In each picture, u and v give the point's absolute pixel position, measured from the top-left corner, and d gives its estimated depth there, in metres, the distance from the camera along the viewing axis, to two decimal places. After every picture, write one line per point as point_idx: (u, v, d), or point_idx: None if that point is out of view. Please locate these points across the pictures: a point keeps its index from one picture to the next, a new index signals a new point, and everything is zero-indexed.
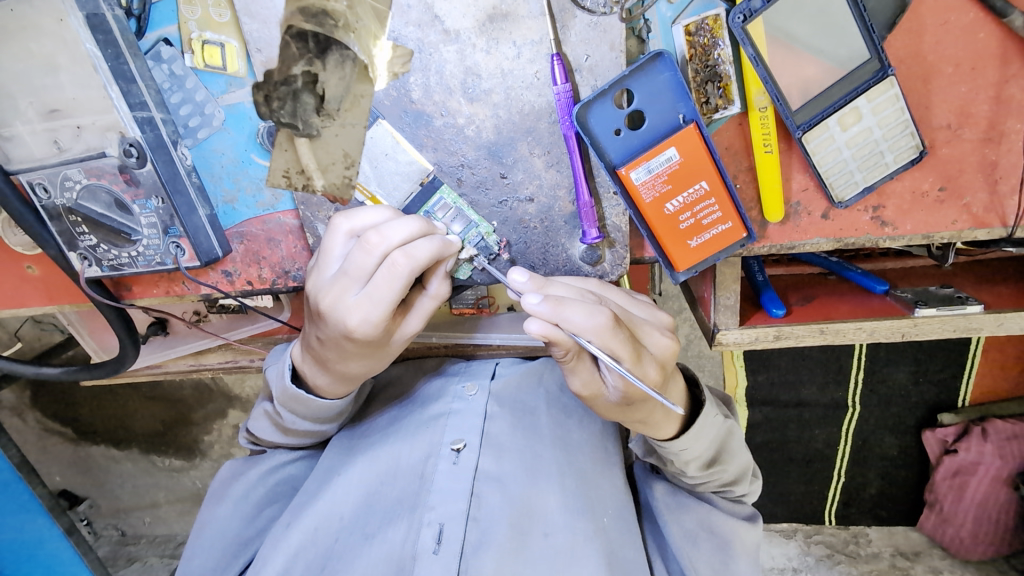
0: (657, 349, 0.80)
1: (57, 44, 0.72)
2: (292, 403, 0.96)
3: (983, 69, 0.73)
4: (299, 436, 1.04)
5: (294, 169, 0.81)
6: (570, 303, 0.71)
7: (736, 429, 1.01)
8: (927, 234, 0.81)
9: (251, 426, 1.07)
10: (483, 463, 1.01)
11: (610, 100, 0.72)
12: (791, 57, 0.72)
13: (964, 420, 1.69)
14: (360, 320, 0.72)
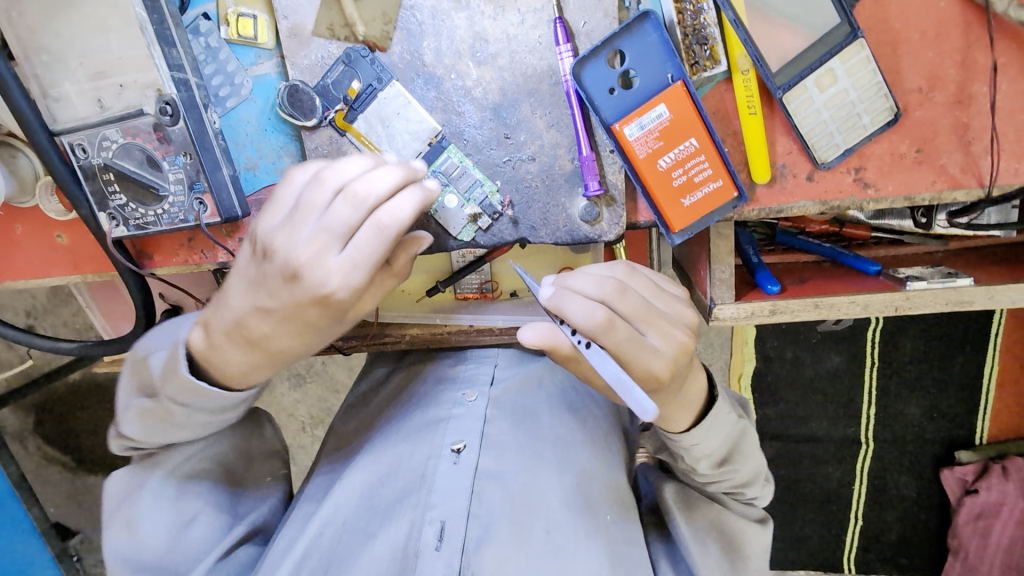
0: (678, 347, 0.77)
1: (112, 9, 0.81)
2: (181, 393, 0.82)
3: (947, 35, 0.80)
4: (183, 429, 0.88)
5: (338, 22, 0.84)
6: (568, 299, 0.74)
7: (749, 431, 0.99)
8: (909, 196, 0.86)
9: (120, 427, 0.89)
10: (483, 462, 1.01)
11: (603, 60, 0.79)
12: (768, 24, 0.79)
13: (983, 458, 1.67)
14: (343, 284, 0.69)
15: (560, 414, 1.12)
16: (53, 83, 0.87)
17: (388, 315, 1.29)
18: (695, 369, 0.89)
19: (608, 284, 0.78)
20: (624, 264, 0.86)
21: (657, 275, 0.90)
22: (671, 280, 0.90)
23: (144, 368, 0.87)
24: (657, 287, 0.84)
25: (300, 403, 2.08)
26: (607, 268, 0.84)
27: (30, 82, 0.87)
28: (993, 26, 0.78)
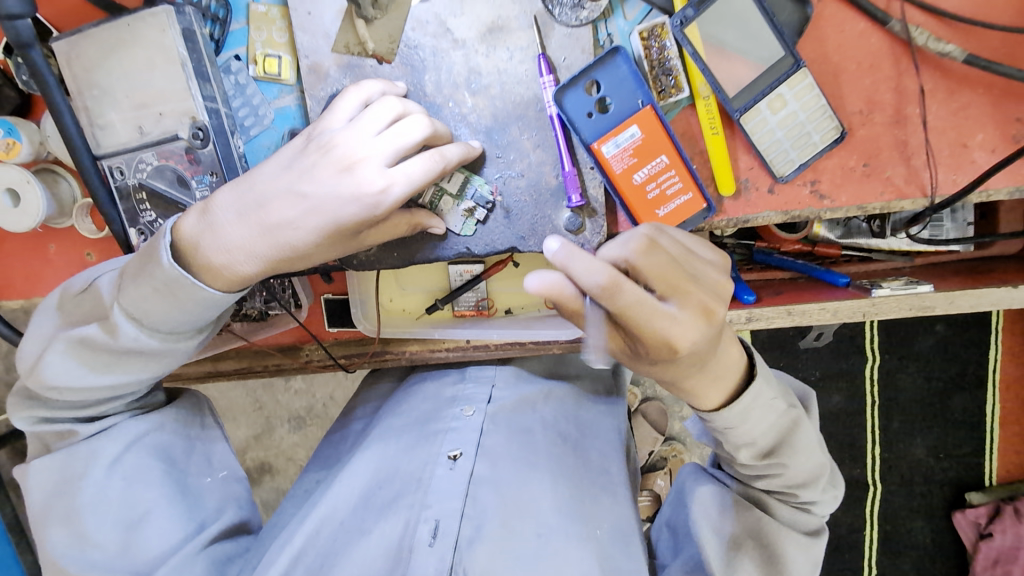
0: (691, 313, 0.72)
1: (157, 49, 0.94)
2: (140, 308, 0.84)
3: (880, 65, 0.91)
4: (121, 366, 0.90)
5: (353, 43, 0.96)
6: (576, 256, 0.71)
7: (803, 423, 0.94)
8: (861, 205, 0.96)
9: (42, 371, 0.89)
10: (478, 469, 1.04)
11: (582, 88, 0.91)
12: (724, 58, 0.90)
13: (993, 499, 1.73)
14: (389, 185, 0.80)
15: (553, 435, 1.15)
16: (99, 113, 0.99)
17: (387, 331, 1.35)
18: (731, 342, 0.85)
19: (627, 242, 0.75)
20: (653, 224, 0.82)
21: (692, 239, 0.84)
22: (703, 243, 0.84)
23: (94, 298, 0.89)
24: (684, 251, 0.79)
25: (299, 445, 2.11)
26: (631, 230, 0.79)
27: (81, 113, 0.99)
28: (918, 56, 0.90)
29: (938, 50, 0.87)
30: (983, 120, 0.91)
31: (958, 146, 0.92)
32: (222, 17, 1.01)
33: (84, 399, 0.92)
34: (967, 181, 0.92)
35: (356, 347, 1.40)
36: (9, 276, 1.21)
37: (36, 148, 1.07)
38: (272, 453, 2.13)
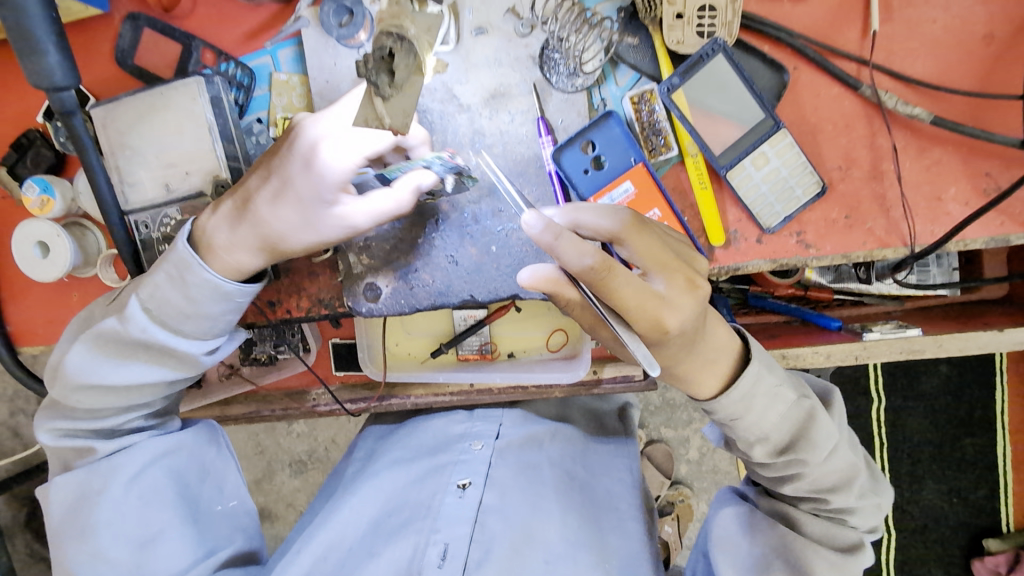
0: (675, 297, 0.76)
1: (187, 115, 1.02)
2: (155, 298, 0.93)
3: (855, 126, 0.98)
4: (133, 364, 0.96)
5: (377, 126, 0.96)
6: (566, 237, 0.68)
7: (819, 413, 0.92)
8: (846, 254, 1.01)
9: (64, 376, 0.95)
10: (486, 498, 1.10)
11: (578, 148, 0.99)
12: (709, 120, 0.98)
13: (1012, 546, 1.70)
14: (337, 155, 0.88)
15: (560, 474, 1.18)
16: (129, 172, 1.06)
17: (393, 373, 1.39)
18: (718, 324, 0.89)
19: (612, 222, 0.74)
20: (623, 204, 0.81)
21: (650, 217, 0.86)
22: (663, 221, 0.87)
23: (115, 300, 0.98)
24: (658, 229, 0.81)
25: (300, 491, 2.11)
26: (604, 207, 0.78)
27: (113, 172, 1.07)
28: (889, 118, 0.97)
29: (907, 112, 0.94)
30: (954, 175, 0.97)
31: (933, 199, 0.98)
32: (247, 85, 1.10)
33: (101, 405, 0.97)
34: (944, 232, 0.98)
35: (362, 391, 1.43)
36: (29, 323, 1.25)
37: (68, 204, 1.15)
38: (272, 499, 2.13)
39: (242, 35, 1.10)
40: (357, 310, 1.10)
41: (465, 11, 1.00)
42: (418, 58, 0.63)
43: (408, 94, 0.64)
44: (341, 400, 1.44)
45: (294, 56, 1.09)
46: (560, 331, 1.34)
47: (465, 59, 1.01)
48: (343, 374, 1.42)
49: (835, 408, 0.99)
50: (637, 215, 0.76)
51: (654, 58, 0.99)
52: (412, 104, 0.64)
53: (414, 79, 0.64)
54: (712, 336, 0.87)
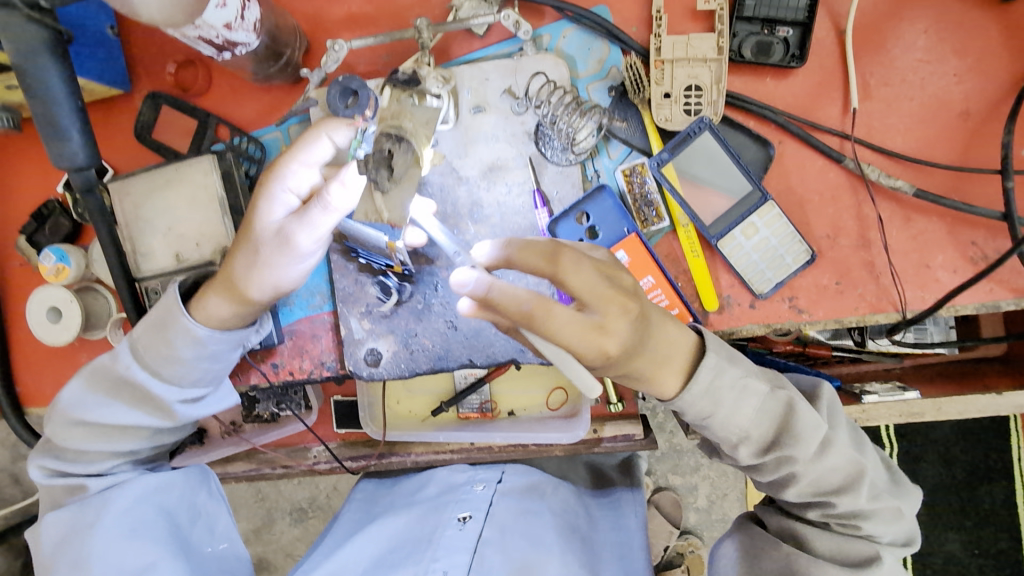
0: (610, 325, 0.74)
1: (199, 189, 1.07)
2: (143, 341, 0.95)
3: (840, 196, 1.01)
4: (116, 403, 0.97)
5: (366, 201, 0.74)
6: (498, 287, 0.72)
7: (798, 403, 0.92)
8: (838, 319, 1.02)
9: (60, 412, 0.99)
10: (485, 531, 1.17)
11: (572, 218, 1.02)
12: (698, 191, 1.01)
13: None
14: (271, 168, 0.84)
15: (563, 530, 1.22)
16: (143, 242, 1.10)
17: (393, 433, 1.39)
18: (667, 321, 0.88)
19: (540, 263, 0.73)
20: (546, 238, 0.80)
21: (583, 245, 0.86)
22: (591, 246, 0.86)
23: None
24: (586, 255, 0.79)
25: (299, 540, 2.07)
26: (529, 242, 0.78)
27: (127, 242, 1.11)
28: (873, 189, 1.00)
29: (890, 185, 0.98)
30: (941, 243, 1.00)
31: (921, 266, 1.00)
32: (259, 157, 1.15)
33: (88, 448, 0.98)
34: (934, 298, 1.00)
35: (364, 449, 1.43)
36: (38, 385, 1.27)
37: (82, 271, 1.19)
38: (271, 549, 2.09)
39: (254, 111, 1.16)
40: (358, 374, 1.11)
41: (463, 90, 1.06)
42: (416, 153, 0.68)
43: (406, 186, 0.68)
44: (342, 458, 1.42)
45: (303, 131, 1.15)
46: (560, 389, 1.36)
47: (464, 135, 1.06)
48: (345, 430, 1.43)
49: (824, 400, 0.96)
50: (564, 246, 0.75)
51: (644, 133, 1.04)
52: (410, 196, 0.67)
53: (412, 171, 0.68)
54: (669, 329, 0.88)
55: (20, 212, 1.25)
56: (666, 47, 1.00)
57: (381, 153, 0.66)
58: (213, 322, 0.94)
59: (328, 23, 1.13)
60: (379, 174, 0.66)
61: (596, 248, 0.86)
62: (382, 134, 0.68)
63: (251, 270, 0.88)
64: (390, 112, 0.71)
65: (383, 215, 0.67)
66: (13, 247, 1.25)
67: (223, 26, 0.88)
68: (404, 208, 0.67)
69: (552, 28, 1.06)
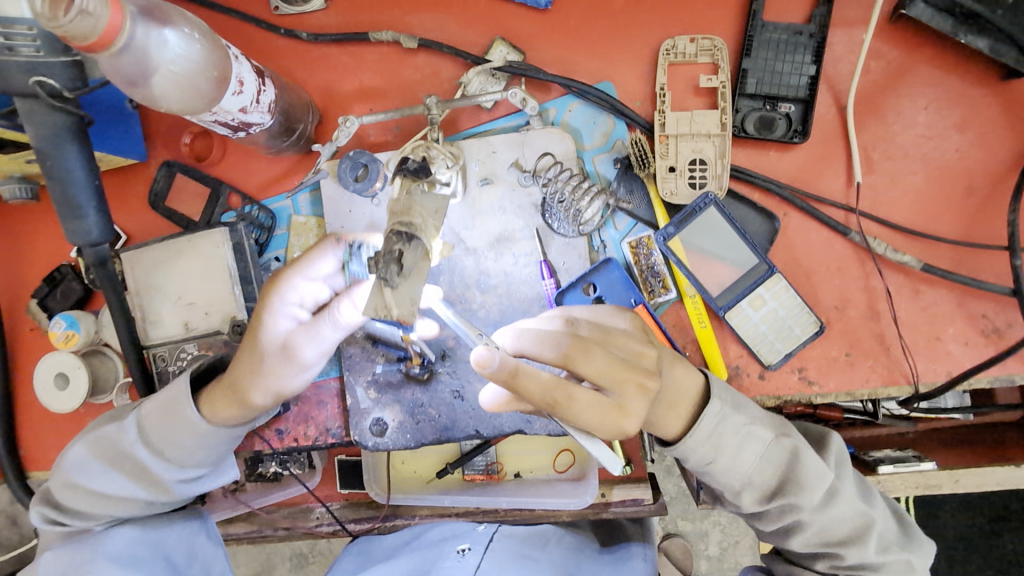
0: (631, 401, 0.75)
1: (209, 259, 1.08)
2: (151, 418, 0.95)
3: (847, 267, 1.01)
4: (115, 473, 0.97)
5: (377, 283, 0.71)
6: (522, 368, 0.72)
7: (803, 452, 0.88)
8: (850, 391, 1.01)
9: (62, 468, 0.99)
10: (483, 564, 1.20)
11: (579, 289, 1.02)
12: (704, 262, 1.01)
13: None
14: (272, 286, 0.89)
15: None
16: (152, 311, 1.11)
17: (397, 495, 1.35)
18: (676, 364, 0.86)
19: (556, 352, 0.73)
20: (562, 315, 0.81)
21: (603, 308, 0.85)
22: (613, 312, 0.84)
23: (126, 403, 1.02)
24: (603, 330, 0.79)
25: None
26: (545, 320, 0.79)
27: (136, 310, 1.12)
28: (880, 261, 1.00)
29: (897, 259, 0.98)
30: (951, 315, 0.99)
31: (932, 338, 0.99)
32: (268, 225, 1.17)
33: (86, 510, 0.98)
34: (946, 371, 0.99)
35: (367, 510, 1.38)
36: (43, 447, 1.27)
37: (90, 336, 1.19)
38: None
39: (266, 179, 1.19)
40: (362, 444, 1.10)
41: (471, 162, 1.07)
42: (426, 247, 0.69)
43: (416, 280, 0.68)
44: (344, 521, 1.37)
45: (312, 199, 1.17)
46: (566, 451, 1.33)
47: (472, 206, 1.07)
48: (350, 491, 1.39)
49: (833, 449, 0.92)
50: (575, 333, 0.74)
51: (649, 205, 1.05)
52: (419, 290, 0.67)
53: (422, 265, 0.68)
54: (674, 375, 0.85)
55: (33, 275, 1.27)
56: (671, 122, 1.02)
57: (392, 253, 0.67)
58: (219, 417, 0.94)
59: (340, 95, 1.16)
60: (389, 271, 0.66)
61: (619, 312, 0.84)
62: (392, 232, 0.69)
63: (254, 374, 0.90)
64: (399, 205, 0.71)
65: (393, 312, 0.67)
66: (25, 309, 1.27)
67: (239, 109, 0.90)
68: (414, 302, 0.67)
69: (559, 102, 1.08)
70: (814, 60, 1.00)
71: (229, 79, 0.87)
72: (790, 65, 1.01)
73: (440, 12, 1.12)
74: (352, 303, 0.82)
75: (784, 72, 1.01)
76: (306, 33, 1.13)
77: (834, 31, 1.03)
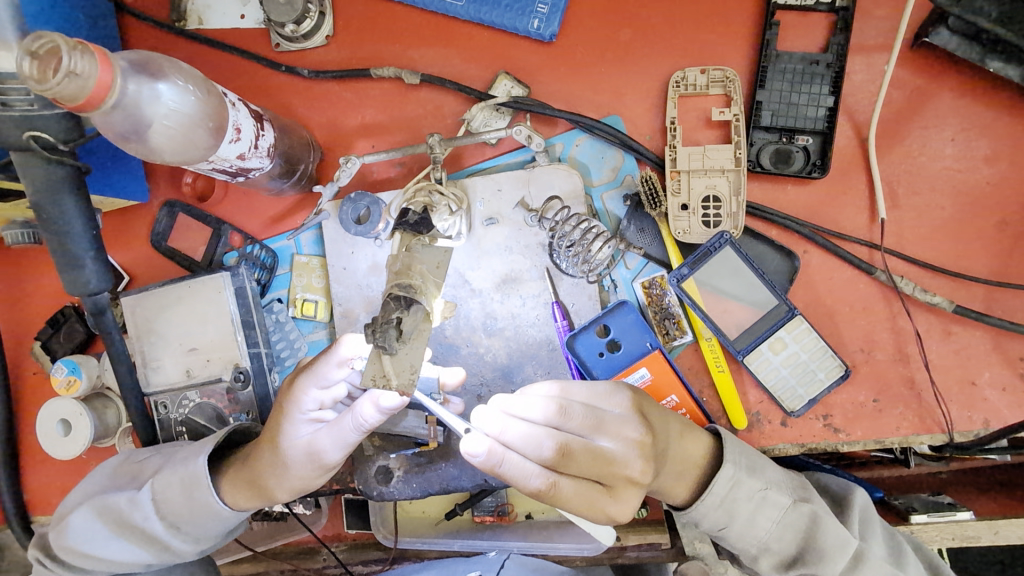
0: (621, 497, 0.75)
1: (211, 305, 1.06)
2: (162, 492, 0.92)
3: (872, 307, 0.97)
4: (124, 542, 0.93)
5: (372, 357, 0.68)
6: (508, 459, 0.71)
7: (823, 518, 0.82)
8: (878, 438, 0.96)
9: (66, 533, 0.95)
10: None
11: (592, 331, 0.97)
12: (722, 303, 0.96)
13: None
14: (288, 394, 0.85)
15: None
16: (153, 357, 1.09)
17: (405, 538, 1.25)
18: (684, 431, 0.84)
19: (549, 446, 0.71)
20: (558, 399, 0.74)
21: (602, 386, 0.78)
22: (610, 391, 0.78)
23: (135, 468, 0.99)
24: (596, 416, 0.74)
25: None
26: (538, 406, 0.74)
27: (137, 355, 1.10)
28: (907, 301, 0.95)
29: (927, 300, 0.93)
30: (986, 359, 0.94)
31: (966, 382, 0.94)
32: (270, 265, 1.14)
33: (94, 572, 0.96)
34: (983, 418, 0.94)
35: (375, 552, 1.30)
36: (46, 491, 1.26)
37: (93, 381, 1.17)
38: None
39: (267, 219, 1.16)
40: (367, 493, 1.06)
41: (476, 202, 1.03)
42: (426, 310, 0.66)
43: (417, 345, 0.66)
44: (350, 564, 1.29)
45: (315, 238, 1.14)
46: None
47: (477, 246, 1.04)
48: (356, 531, 1.30)
49: (856, 508, 0.86)
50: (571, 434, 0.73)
51: (662, 243, 1.01)
52: (420, 356, 0.66)
53: (423, 329, 0.66)
54: (684, 444, 0.83)
55: (38, 317, 1.26)
56: (682, 158, 0.98)
57: (390, 321, 0.64)
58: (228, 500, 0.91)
59: (343, 132, 1.13)
60: (387, 338, 0.63)
61: (617, 391, 0.78)
62: (389, 295, 0.66)
63: (266, 466, 0.87)
64: (399, 263, 0.68)
65: (393, 382, 0.66)
66: (29, 352, 1.26)
67: (237, 156, 0.88)
68: (414, 371, 0.66)
69: (565, 137, 1.05)
70: (832, 91, 0.95)
71: (226, 127, 0.85)
72: (807, 96, 0.96)
73: (443, 46, 1.09)
74: (378, 407, 0.76)
75: (801, 104, 0.96)
76: (307, 70, 1.10)
77: (853, 59, 0.98)
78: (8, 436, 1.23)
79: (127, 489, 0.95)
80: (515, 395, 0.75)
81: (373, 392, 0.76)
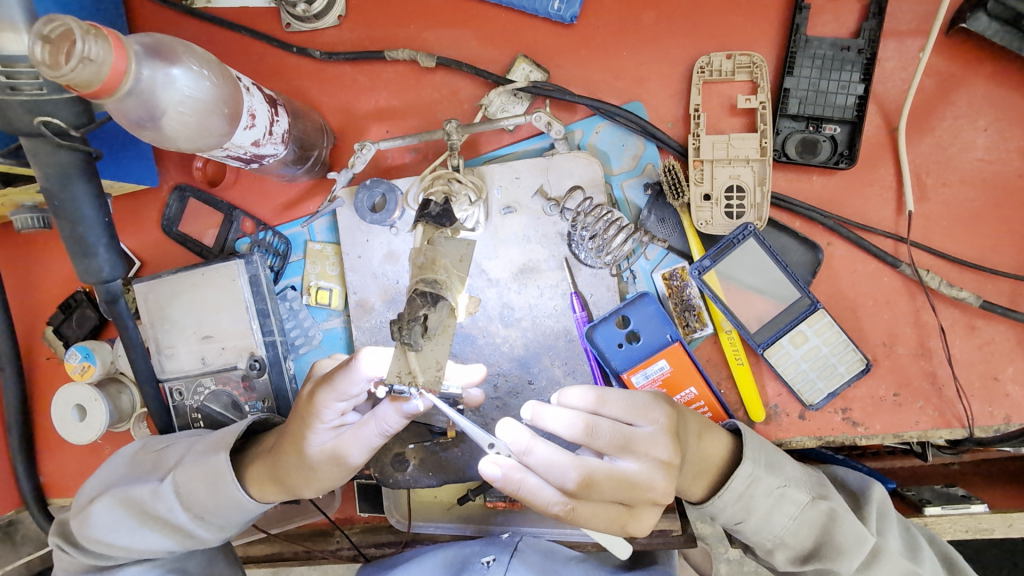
0: (642, 514, 0.75)
1: (226, 294, 1.05)
2: (187, 485, 0.92)
3: (896, 301, 0.95)
4: (149, 532, 0.94)
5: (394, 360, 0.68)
6: (525, 484, 0.70)
7: (841, 515, 0.82)
8: (897, 433, 0.95)
9: (89, 522, 0.96)
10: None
11: (612, 323, 0.96)
12: (742, 294, 0.95)
13: None
14: (309, 408, 0.83)
15: None
16: (168, 343, 1.09)
17: (418, 522, 1.25)
18: (705, 431, 0.84)
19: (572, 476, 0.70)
20: (586, 417, 0.72)
21: (635, 398, 0.76)
22: (648, 404, 0.76)
23: (158, 459, 0.99)
24: (625, 436, 0.73)
25: None
26: (565, 421, 0.72)
27: (152, 342, 1.10)
28: (932, 295, 0.94)
29: (953, 294, 0.91)
30: (1010, 354, 0.93)
31: (988, 378, 0.94)
32: (283, 251, 1.13)
33: (119, 560, 0.97)
34: (1004, 413, 0.93)
35: (388, 535, 1.31)
36: (62, 473, 1.27)
37: (107, 366, 1.17)
38: None
39: (280, 205, 1.14)
40: (383, 480, 1.07)
41: (493, 190, 1.01)
42: (451, 305, 0.65)
43: (441, 341, 0.65)
44: (363, 546, 1.30)
45: (329, 225, 1.13)
46: None
47: (494, 236, 1.02)
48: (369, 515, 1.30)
49: (874, 504, 0.86)
50: (592, 463, 0.71)
51: (683, 233, 0.99)
52: (445, 352, 0.65)
53: (448, 324, 0.66)
54: (708, 443, 0.83)
55: (49, 301, 1.25)
56: (706, 146, 0.95)
57: (416, 317, 0.63)
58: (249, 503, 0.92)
59: (357, 116, 1.10)
60: (413, 335, 0.63)
61: (654, 405, 0.76)
62: (415, 291, 0.64)
63: (289, 473, 0.87)
64: (423, 257, 0.67)
65: (418, 378, 0.65)
66: (42, 336, 1.26)
67: (251, 143, 0.86)
68: (439, 367, 0.65)
69: (585, 123, 1.02)
70: (862, 78, 0.93)
71: (240, 114, 0.83)
72: (836, 83, 0.93)
73: (459, 27, 1.05)
74: (403, 411, 0.78)
75: (830, 91, 0.94)
76: (319, 52, 1.07)
77: (885, 45, 0.95)
78: (21, 420, 1.23)
79: (151, 480, 0.95)
80: (545, 407, 0.72)
81: (401, 398, 0.77)
